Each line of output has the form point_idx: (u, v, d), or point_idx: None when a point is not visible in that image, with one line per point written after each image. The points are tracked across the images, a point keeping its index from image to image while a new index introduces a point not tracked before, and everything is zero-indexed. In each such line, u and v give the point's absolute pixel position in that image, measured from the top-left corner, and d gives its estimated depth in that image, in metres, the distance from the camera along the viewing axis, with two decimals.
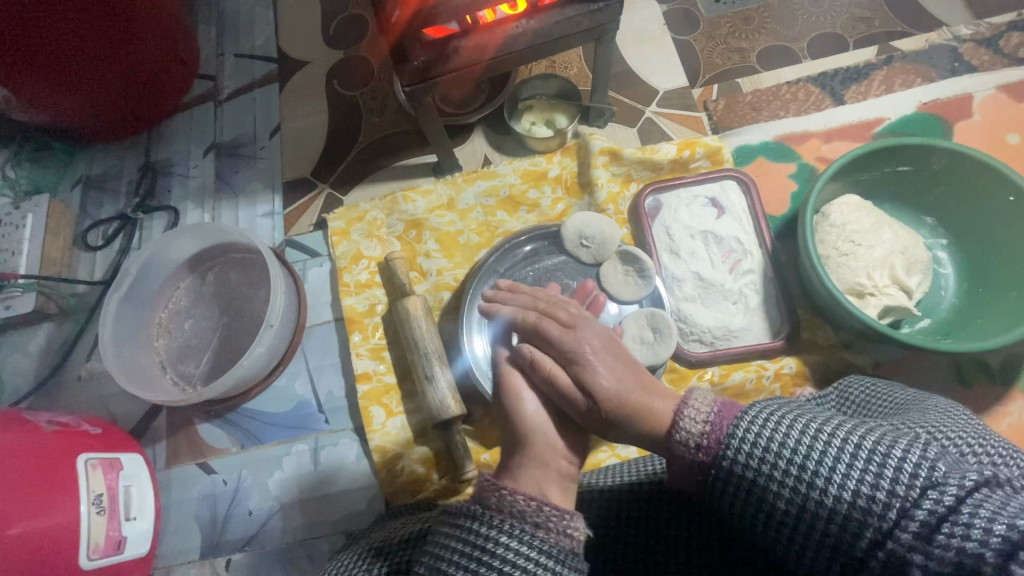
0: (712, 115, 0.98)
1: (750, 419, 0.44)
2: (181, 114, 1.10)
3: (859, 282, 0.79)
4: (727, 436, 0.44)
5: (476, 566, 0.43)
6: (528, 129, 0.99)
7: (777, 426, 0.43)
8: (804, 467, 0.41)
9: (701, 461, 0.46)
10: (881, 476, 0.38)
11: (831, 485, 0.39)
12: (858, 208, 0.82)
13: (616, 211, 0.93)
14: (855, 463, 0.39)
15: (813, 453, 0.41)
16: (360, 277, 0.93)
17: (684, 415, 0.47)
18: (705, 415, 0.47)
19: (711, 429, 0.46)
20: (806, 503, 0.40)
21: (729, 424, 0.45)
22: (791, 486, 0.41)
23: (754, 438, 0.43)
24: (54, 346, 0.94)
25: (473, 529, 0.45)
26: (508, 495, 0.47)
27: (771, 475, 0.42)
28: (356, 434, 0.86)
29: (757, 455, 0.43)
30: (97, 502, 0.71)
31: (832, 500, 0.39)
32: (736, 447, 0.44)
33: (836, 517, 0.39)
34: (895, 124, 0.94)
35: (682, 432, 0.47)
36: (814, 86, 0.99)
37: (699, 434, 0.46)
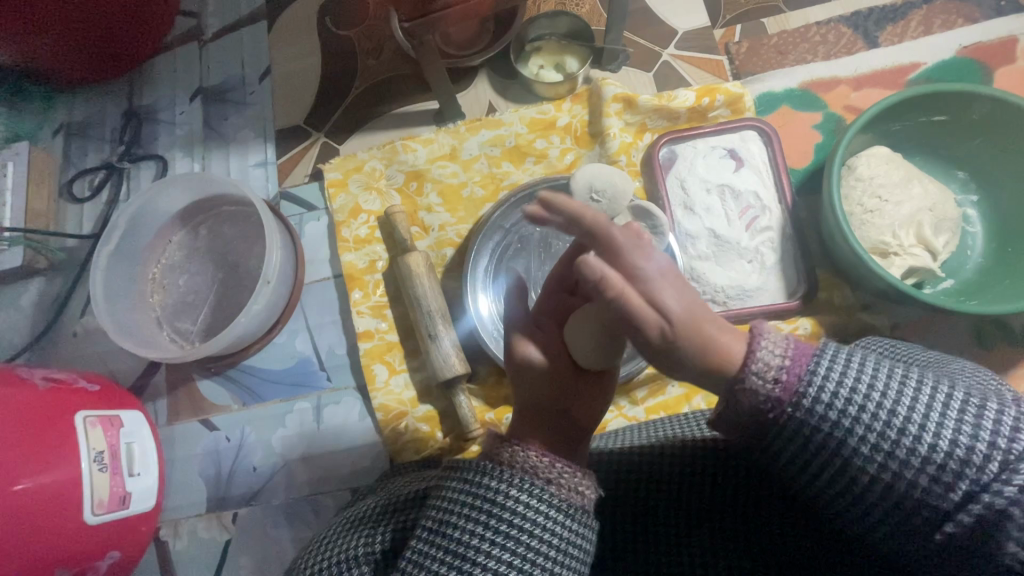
0: (734, 59, 0.91)
1: (830, 356, 0.41)
2: (165, 55, 1.03)
3: (883, 240, 0.75)
4: (807, 379, 0.41)
5: (486, 519, 0.46)
6: (536, 73, 0.93)
7: (863, 368, 0.41)
8: (897, 416, 0.39)
9: (776, 398, 0.41)
10: (981, 427, 0.38)
11: (925, 435, 0.39)
12: (888, 161, 0.77)
13: (629, 162, 0.88)
14: (950, 412, 0.39)
15: (906, 402, 0.40)
16: (359, 231, 0.89)
17: (761, 354, 0.41)
18: (782, 349, 0.42)
19: (789, 365, 0.41)
20: (895, 450, 0.39)
21: (810, 362, 0.41)
22: (879, 434, 0.39)
23: (840, 379, 0.40)
24: (47, 302, 0.92)
25: (483, 483, 0.47)
26: (520, 450, 0.49)
27: (859, 419, 0.40)
28: (358, 392, 0.84)
29: (844, 396, 0.40)
30: (98, 459, 0.70)
31: (926, 449, 0.39)
32: (821, 387, 0.40)
33: (929, 467, 0.39)
34: (932, 70, 0.88)
35: (756, 365, 0.41)
36: (846, 27, 0.91)
37: (773, 385, 0.41)
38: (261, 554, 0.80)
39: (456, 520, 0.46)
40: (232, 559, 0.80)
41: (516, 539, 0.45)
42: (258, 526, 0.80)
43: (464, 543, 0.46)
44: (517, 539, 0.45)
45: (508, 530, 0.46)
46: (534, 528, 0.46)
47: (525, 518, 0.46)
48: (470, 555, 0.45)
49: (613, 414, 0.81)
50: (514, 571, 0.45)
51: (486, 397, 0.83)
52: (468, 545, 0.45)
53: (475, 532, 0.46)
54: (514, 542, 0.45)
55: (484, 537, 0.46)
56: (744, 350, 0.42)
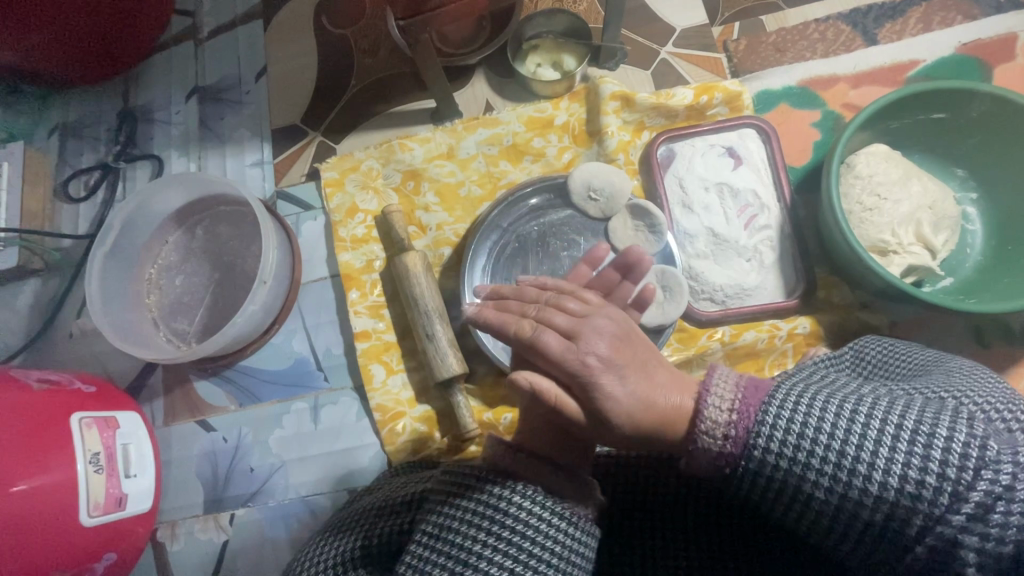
0: (732, 56, 0.91)
1: (776, 405, 0.44)
2: (160, 55, 1.03)
3: (882, 239, 0.75)
4: (755, 430, 0.43)
5: (488, 524, 0.46)
6: (533, 72, 0.92)
7: (808, 412, 0.43)
8: (843, 456, 0.41)
9: (729, 452, 0.44)
10: (929, 459, 0.39)
11: (874, 471, 0.40)
12: (886, 159, 0.77)
13: (626, 161, 0.87)
14: (898, 446, 0.39)
15: (853, 440, 0.41)
16: (356, 231, 0.88)
17: (708, 412, 0.45)
18: (729, 402, 0.45)
19: (737, 419, 0.44)
20: (847, 488, 0.40)
21: (757, 413, 0.44)
22: (829, 475, 0.41)
23: (786, 426, 0.43)
24: (43, 302, 0.92)
25: (486, 488, 0.48)
26: (524, 456, 0.49)
27: (808, 464, 0.42)
28: (356, 393, 0.84)
29: (790, 443, 0.42)
30: (94, 461, 0.69)
31: (877, 487, 0.39)
32: (766, 438, 0.43)
33: (882, 504, 0.39)
34: (931, 67, 0.87)
35: (705, 425, 0.45)
36: (845, 24, 0.91)
37: (725, 440, 0.44)
38: (258, 555, 0.79)
39: (456, 525, 0.46)
40: (230, 560, 0.79)
41: (518, 545, 0.45)
42: (255, 527, 0.80)
43: (464, 548, 0.45)
44: (518, 547, 0.45)
45: (510, 537, 0.45)
46: (535, 534, 0.46)
47: (526, 525, 0.46)
48: (471, 560, 0.45)
49: None
50: None
51: (484, 397, 0.83)
52: (469, 550, 0.45)
53: (475, 537, 0.46)
54: (516, 549, 0.45)
55: (484, 542, 0.45)
56: (693, 408, 0.47)
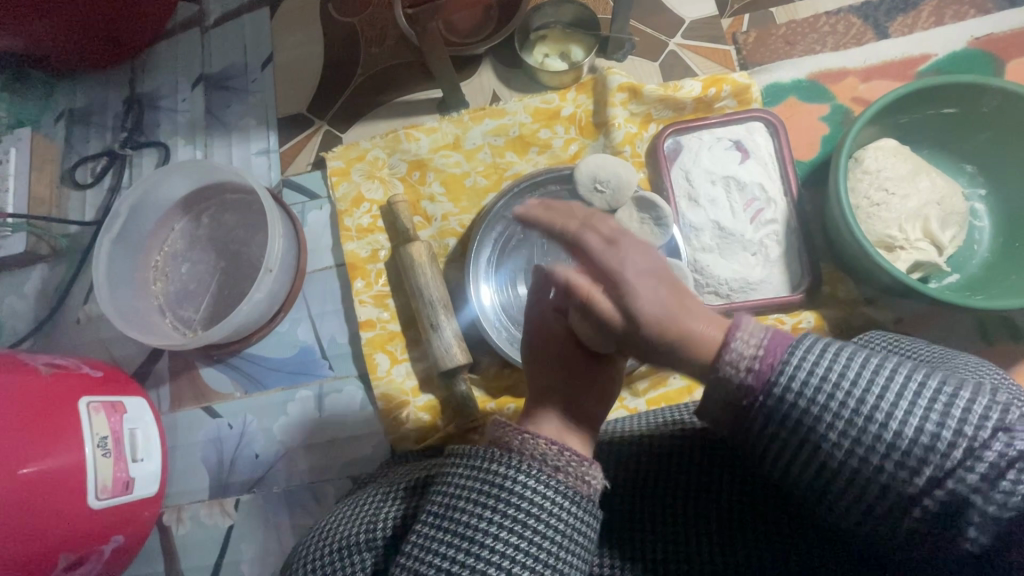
0: (741, 49, 0.90)
1: (807, 347, 0.41)
2: (167, 42, 1.02)
3: (889, 234, 0.75)
4: (780, 368, 0.41)
5: (493, 503, 0.48)
6: (540, 62, 0.91)
7: (837, 358, 0.40)
8: (863, 403, 0.39)
9: (749, 387, 0.42)
10: (950, 416, 0.38)
11: (893, 421, 0.38)
12: (896, 154, 0.77)
13: (633, 153, 0.87)
14: (920, 400, 0.38)
15: (876, 388, 0.39)
16: (361, 221, 0.88)
17: (734, 345, 0.42)
18: (757, 339, 0.42)
19: (764, 354, 0.41)
20: (863, 432, 0.39)
21: (785, 351, 0.41)
22: (847, 420, 0.39)
23: (812, 369, 0.40)
24: (51, 287, 0.93)
25: (491, 469, 0.49)
26: (530, 438, 0.51)
27: (827, 407, 0.40)
28: (360, 381, 0.84)
29: (814, 384, 0.40)
30: (102, 445, 0.70)
31: (893, 436, 0.38)
32: (791, 376, 0.40)
33: (895, 453, 0.38)
34: (942, 62, 0.86)
35: (730, 354, 0.42)
36: (855, 17, 0.90)
37: (745, 375, 0.42)
38: (262, 540, 0.80)
39: (463, 504, 0.49)
40: (234, 545, 0.80)
41: (523, 523, 0.47)
42: (260, 512, 0.81)
43: (472, 526, 0.48)
44: (523, 524, 0.47)
45: (514, 514, 0.47)
46: (540, 512, 0.48)
47: (531, 502, 0.48)
48: (477, 538, 0.47)
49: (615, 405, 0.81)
50: (519, 554, 0.47)
51: (487, 387, 0.83)
52: (475, 528, 0.47)
53: (482, 515, 0.48)
54: (520, 527, 0.47)
55: (490, 520, 0.48)
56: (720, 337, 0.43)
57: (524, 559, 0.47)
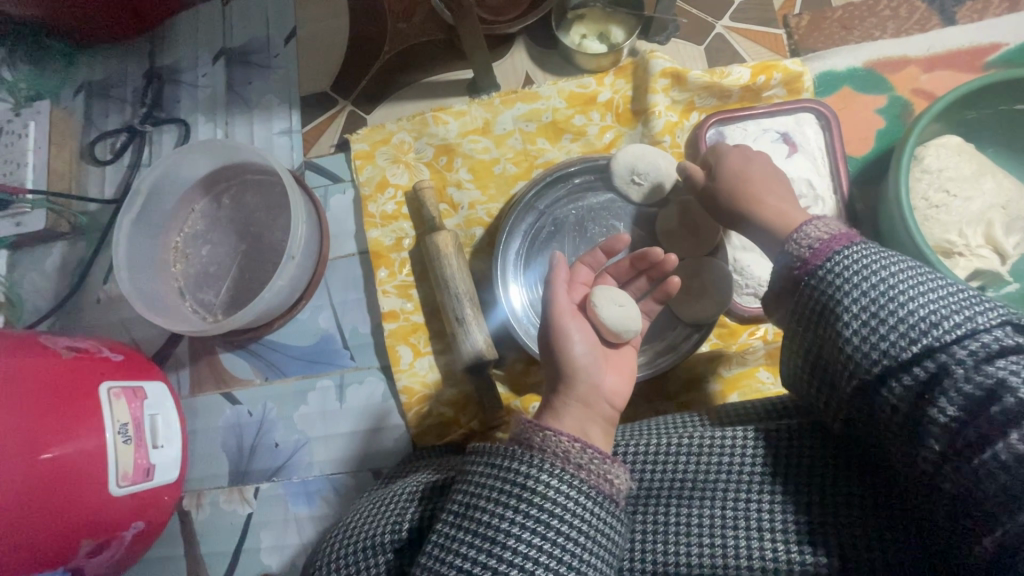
0: (793, 33, 0.84)
1: (859, 246, 0.46)
2: (187, 13, 0.99)
3: (948, 239, 0.70)
4: (829, 254, 0.47)
5: (516, 503, 0.48)
6: (578, 43, 0.85)
7: (883, 258, 0.45)
8: (888, 293, 0.43)
9: (800, 266, 0.49)
10: (967, 322, 0.40)
11: (909, 312, 0.42)
12: (960, 152, 0.71)
13: (673, 143, 0.82)
14: (943, 303, 0.41)
15: (909, 287, 0.43)
16: (386, 207, 0.85)
17: (805, 229, 0.50)
18: (816, 238, 0.49)
19: (819, 245, 0.48)
20: (880, 336, 0.42)
21: (837, 247, 0.47)
22: (867, 304, 0.43)
23: (855, 261, 0.45)
24: (71, 266, 0.92)
25: (513, 468, 0.49)
26: (552, 436, 0.51)
27: (858, 292, 0.44)
28: (382, 373, 0.82)
29: (851, 273, 0.45)
30: (122, 431, 0.69)
31: (906, 325, 0.42)
32: (834, 262, 0.46)
33: (901, 341, 0.42)
34: (1013, 52, 0.80)
35: (799, 237, 0.50)
36: (920, 0, 0.83)
37: (801, 255, 0.49)
38: (281, 529, 0.79)
39: (486, 503, 0.49)
40: (253, 532, 0.80)
41: (546, 523, 0.48)
42: (279, 502, 0.80)
43: (494, 524, 0.48)
44: (546, 523, 0.48)
45: (539, 514, 0.48)
46: (563, 513, 0.48)
47: (554, 503, 0.48)
48: (499, 538, 0.48)
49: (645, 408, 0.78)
50: (541, 554, 0.48)
51: (512, 384, 0.81)
52: (497, 528, 0.48)
53: (505, 515, 0.48)
54: (544, 527, 0.48)
55: (513, 520, 0.48)
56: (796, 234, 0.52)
57: (547, 560, 0.47)
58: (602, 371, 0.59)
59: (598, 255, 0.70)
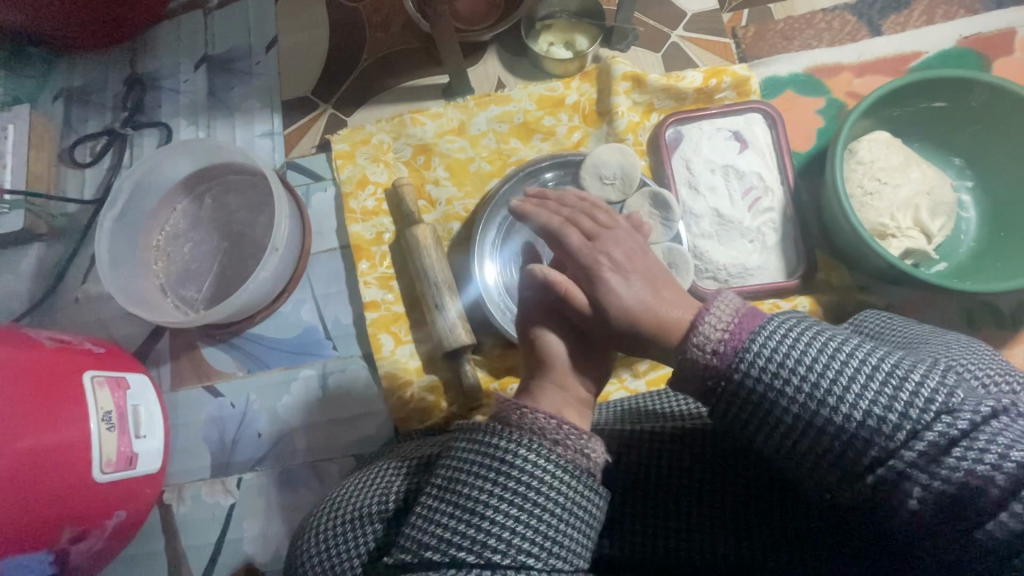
0: (740, 42, 0.93)
1: (767, 332, 0.45)
2: (169, 22, 1.02)
3: (882, 222, 0.77)
4: (745, 345, 0.45)
5: (496, 476, 0.50)
6: (546, 50, 0.92)
7: (793, 341, 0.44)
8: (817, 386, 0.42)
9: (714, 367, 0.46)
10: (899, 393, 0.40)
11: (842, 404, 0.41)
12: (888, 145, 0.80)
13: (636, 141, 0.89)
14: (870, 384, 0.41)
15: (829, 372, 0.42)
16: (366, 204, 0.89)
17: (704, 324, 0.47)
18: (724, 323, 0.47)
19: (728, 337, 0.46)
20: (823, 429, 0.42)
21: (748, 335, 0.46)
22: (800, 400, 0.43)
23: (773, 348, 0.44)
24: (48, 267, 0.92)
25: (493, 443, 0.52)
26: (530, 413, 0.54)
27: (781, 385, 0.43)
28: (365, 361, 0.85)
29: (771, 368, 0.44)
30: (106, 418, 0.70)
31: (843, 418, 0.41)
32: (751, 360, 0.44)
33: (842, 432, 0.41)
34: (932, 60, 0.90)
35: (699, 337, 0.47)
36: (850, 14, 0.92)
37: (712, 351, 0.46)
38: (265, 519, 0.80)
39: (467, 476, 0.51)
40: (236, 523, 0.81)
41: (523, 495, 0.50)
42: (263, 491, 0.81)
43: (475, 496, 0.50)
44: (523, 495, 0.50)
45: (516, 486, 0.50)
46: (540, 485, 0.50)
47: (531, 475, 0.50)
48: (479, 509, 0.50)
49: (617, 386, 0.83)
50: (520, 525, 0.49)
51: (491, 368, 0.84)
52: (477, 499, 0.50)
53: (486, 488, 0.50)
54: (521, 498, 0.50)
55: (493, 493, 0.50)
56: (692, 324, 0.49)
57: (523, 531, 0.49)
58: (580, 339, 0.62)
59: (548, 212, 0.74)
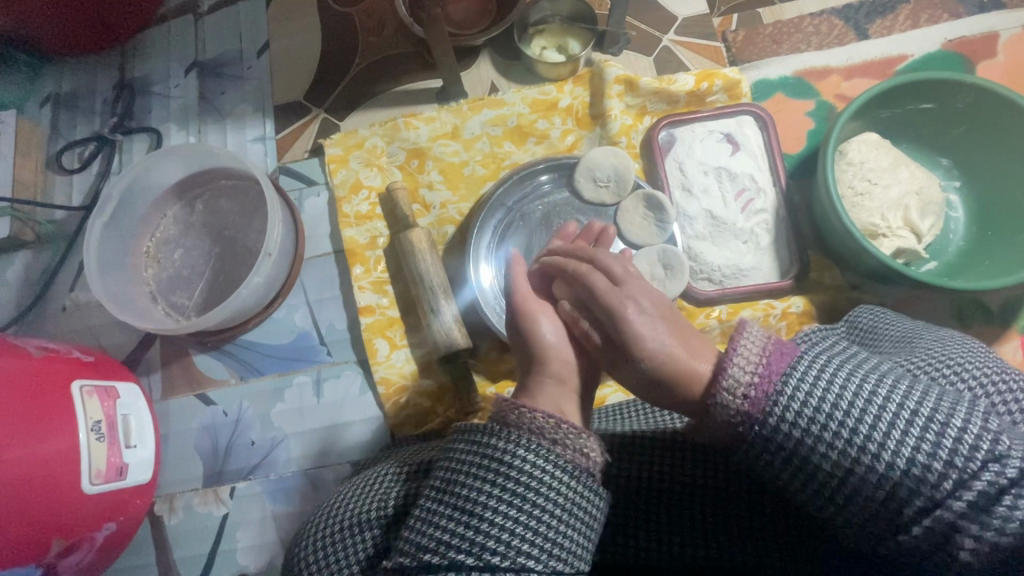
0: (731, 46, 0.94)
1: (799, 375, 0.45)
2: (158, 27, 1.01)
3: (873, 222, 0.78)
4: (774, 397, 0.45)
5: (494, 476, 0.50)
6: (539, 54, 0.93)
7: (831, 385, 0.44)
8: (856, 434, 0.42)
9: (746, 412, 0.45)
10: (942, 442, 0.40)
11: (885, 453, 0.41)
12: (878, 146, 0.81)
13: (629, 144, 0.89)
14: (913, 429, 0.41)
15: (869, 420, 0.42)
16: (360, 208, 0.89)
17: (731, 367, 0.46)
18: (752, 364, 0.46)
19: (758, 380, 0.45)
20: (868, 480, 0.42)
21: (779, 380, 0.45)
22: (841, 450, 0.43)
23: (807, 393, 0.44)
24: (35, 274, 0.90)
25: (491, 444, 0.52)
26: (527, 412, 0.53)
27: (820, 434, 0.43)
28: (359, 367, 0.84)
29: (807, 416, 0.44)
30: (96, 428, 0.69)
31: (886, 466, 0.41)
32: (785, 407, 0.44)
33: (886, 482, 0.42)
34: (918, 63, 0.91)
35: (728, 381, 0.46)
36: (838, 19, 0.94)
37: (743, 397, 0.46)
38: (259, 529, 0.79)
39: (465, 477, 0.51)
40: (229, 533, 0.79)
41: (522, 495, 0.50)
42: (256, 500, 0.80)
43: (473, 497, 0.50)
44: (523, 496, 0.50)
45: (514, 487, 0.50)
46: (539, 485, 0.50)
47: (530, 475, 0.50)
48: (478, 511, 0.49)
49: (613, 388, 0.83)
50: (519, 526, 0.49)
51: (487, 372, 0.84)
52: (476, 501, 0.50)
53: (483, 489, 0.50)
54: (520, 499, 0.49)
55: (491, 494, 0.50)
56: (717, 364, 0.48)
57: (523, 533, 0.49)
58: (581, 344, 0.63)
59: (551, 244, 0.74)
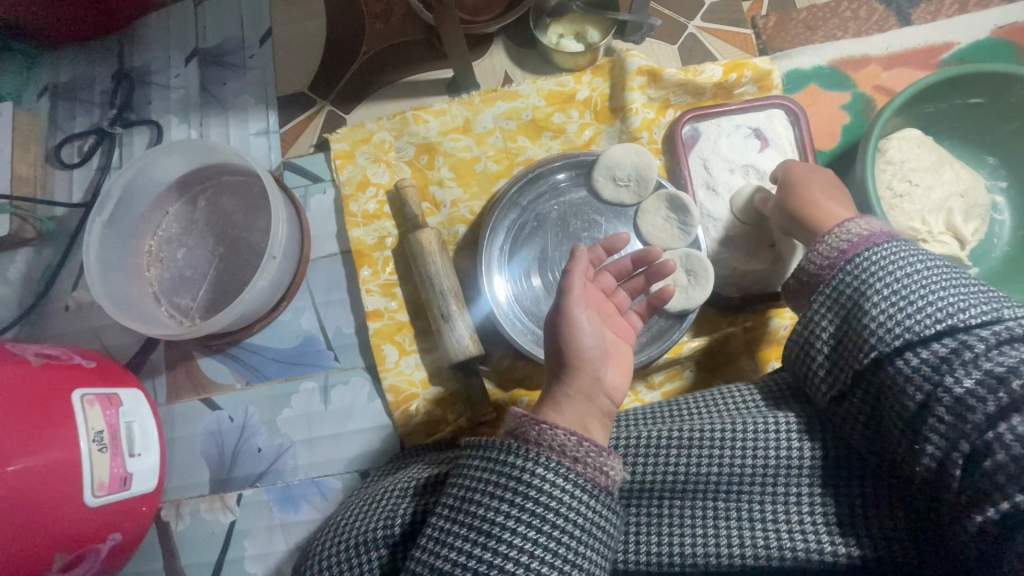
0: (761, 33, 0.88)
1: (879, 246, 0.52)
2: (157, 13, 0.97)
3: (913, 226, 0.73)
4: (853, 253, 0.53)
5: (511, 497, 0.48)
6: (556, 43, 0.87)
7: (889, 255, 0.51)
8: (889, 283, 0.49)
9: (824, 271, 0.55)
10: (961, 308, 0.46)
11: (906, 299, 0.48)
12: (920, 145, 0.75)
13: (650, 139, 0.85)
14: (942, 292, 0.47)
15: (909, 276, 0.49)
16: (367, 206, 0.85)
17: (845, 225, 0.56)
18: (854, 235, 0.55)
19: (854, 243, 0.54)
20: (884, 318, 0.49)
21: (866, 245, 0.53)
22: (870, 293, 0.50)
23: (865, 255, 0.52)
24: (36, 274, 0.88)
25: (508, 461, 0.49)
26: (547, 428, 0.49)
27: (861, 280, 0.51)
28: (368, 373, 0.81)
29: (855, 268, 0.52)
30: (98, 439, 0.67)
31: (902, 313, 0.48)
32: (842, 264, 0.53)
33: (895, 323, 0.48)
34: (965, 51, 0.85)
35: (834, 236, 0.56)
36: (878, 2, 0.87)
37: (838, 247, 0.55)
38: (266, 536, 0.78)
39: (479, 497, 0.48)
40: (237, 541, 0.78)
41: (541, 516, 0.47)
42: (263, 508, 0.78)
43: (488, 517, 0.48)
44: (542, 517, 0.47)
45: (533, 507, 0.47)
46: (558, 505, 0.47)
47: (549, 496, 0.47)
48: (495, 531, 0.47)
49: (631, 398, 0.79)
50: (538, 548, 0.47)
51: (499, 379, 0.81)
52: (493, 522, 0.47)
53: (499, 509, 0.48)
54: (539, 520, 0.47)
55: (507, 514, 0.47)
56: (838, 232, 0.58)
57: (542, 554, 0.47)
58: (603, 363, 0.59)
59: (599, 251, 0.69)
